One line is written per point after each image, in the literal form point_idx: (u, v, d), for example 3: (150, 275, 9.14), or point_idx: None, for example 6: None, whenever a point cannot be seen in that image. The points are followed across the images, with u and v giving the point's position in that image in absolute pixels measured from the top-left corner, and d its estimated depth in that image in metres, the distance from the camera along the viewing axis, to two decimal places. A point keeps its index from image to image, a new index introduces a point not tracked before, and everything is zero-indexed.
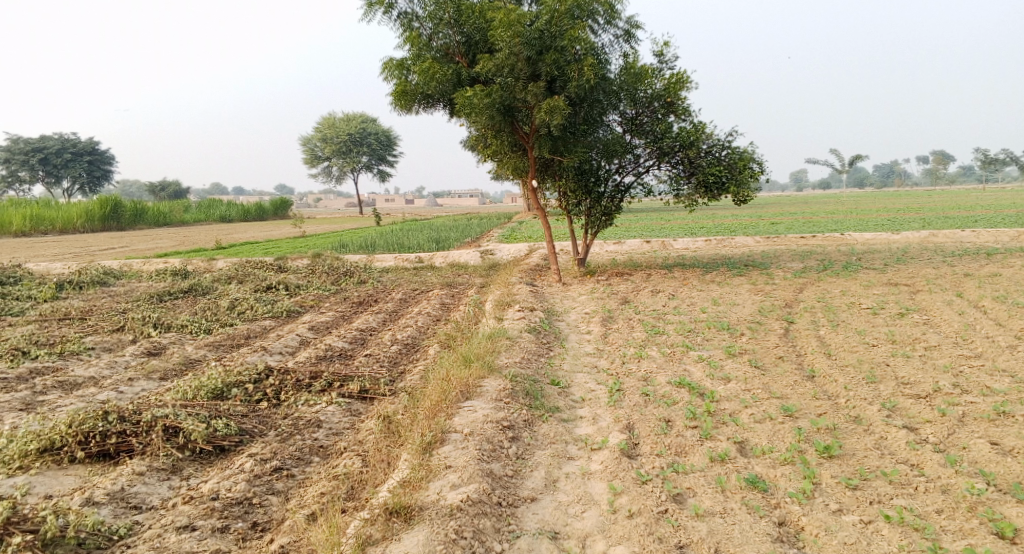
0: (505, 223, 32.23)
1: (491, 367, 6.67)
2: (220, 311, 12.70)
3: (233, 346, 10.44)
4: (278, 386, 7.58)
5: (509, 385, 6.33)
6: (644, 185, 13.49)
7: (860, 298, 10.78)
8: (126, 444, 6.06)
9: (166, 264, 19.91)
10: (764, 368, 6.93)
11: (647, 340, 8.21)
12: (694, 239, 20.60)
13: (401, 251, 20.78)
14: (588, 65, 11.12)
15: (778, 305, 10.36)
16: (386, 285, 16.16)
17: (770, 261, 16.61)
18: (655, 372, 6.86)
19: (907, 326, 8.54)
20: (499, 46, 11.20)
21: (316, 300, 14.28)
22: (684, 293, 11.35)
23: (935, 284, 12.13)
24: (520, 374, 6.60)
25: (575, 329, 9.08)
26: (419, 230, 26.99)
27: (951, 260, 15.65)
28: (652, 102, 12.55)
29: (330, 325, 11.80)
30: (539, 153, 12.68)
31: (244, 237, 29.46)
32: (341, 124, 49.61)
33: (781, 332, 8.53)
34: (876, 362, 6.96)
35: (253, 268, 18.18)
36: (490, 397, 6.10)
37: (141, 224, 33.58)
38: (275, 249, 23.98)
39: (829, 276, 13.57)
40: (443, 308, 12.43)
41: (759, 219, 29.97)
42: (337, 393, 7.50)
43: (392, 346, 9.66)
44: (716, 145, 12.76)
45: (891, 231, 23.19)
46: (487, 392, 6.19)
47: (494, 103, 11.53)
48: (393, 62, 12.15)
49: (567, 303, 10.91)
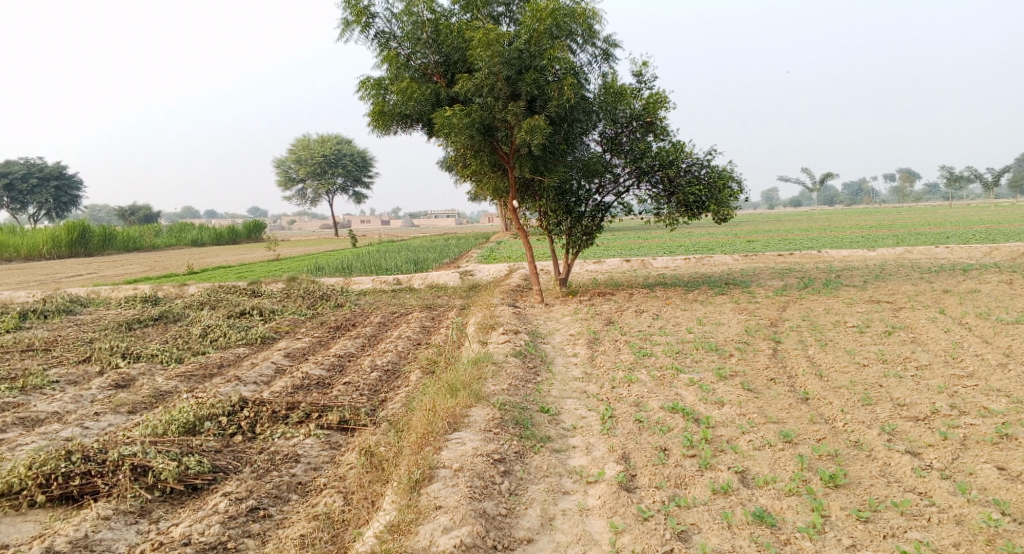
0: (482, 244, 32.03)
1: (478, 395, 6.43)
2: (192, 339, 12.31)
3: (206, 376, 10.07)
4: (253, 417, 7.25)
5: (498, 414, 6.08)
6: (624, 204, 13.39)
7: (844, 316, 10.72)
8: (90, 486, 5.71)
9: (136, 290, 19.39)
10: (756, 391, 6.78)
11: (635, 362, 8.02)
12: (673, 258, 20.58)
13: (378, 273, 20.47)
14: (569, 84, 11.02)
15: (764, 324, 10.26)
16: (364, 308, 15.85)
17: (750, 279, 16.59)
18: (646, 396, 6.66)
19: (895, 345, 8.46)
20: (478, 66, 11.08)
21: (292, 325, 13.93)
22: (669, 313, 11.21)
23: (916, 300, 12.14)
24: (508, 402, 6.36)
25: (561, 352, 8.87)
26: (396, 252, 26.70)
27: (928, 276, 15.75)
28: (632, 122, 12.50)
29: (307, 351, 11.46)
30: (519, 173, 12.54)
31: (216, 261, 28.93)
32: (316, 146, 49.24)
33: (770, 351, 8.40)
34: (870, 383, 6.83)
35: (226, 293, 17.76)
36: (478, 428, 5.85)
37: (111, 249, 32.88)
38: (249, 273, 23.55)
39: (811, 293, 13.55)
40: (423, 331, 12.17)
41: (735, 236, 30.13)
42: (316, 424, 7.19)
43: (372, 372, 9.37)
44: (696, 164, 12.72)
45: (866, 248, 23.41)
46: (475, 422, 5.95)
47: (474, 122, 11.38)
48: (370, 81, 11.95)
49: (551, 325, 10.72)
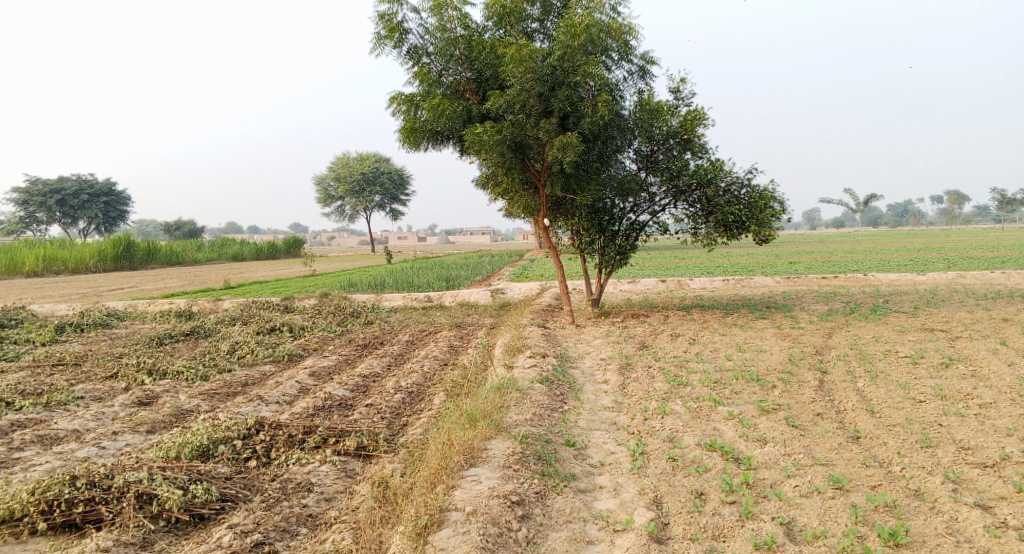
0: (516, 262, 31.66)
1: (500, 426, 6.02)
2: (219, 356, 12.15)
3: (229, 395, 9.84)
4: (268, 441, 6.93)
5: (519, 448, 5.67)
6: (660, 224, 12.92)
7: (895, 345, 10.07)
8: (94, 513, 5.46)
9: (172, 305, 19.46)
10: (802, 427, 6.26)
11: (669, 392, 7.54)
12: (712, 279, 19.97)
13: (409, 291, 20.25)
14: (604, 101, 10.65)
15: (808, 351, 9.67)
16: (393, 326, 15.58)
17: (793, 303, 15.93)
18: (681, 431, 6.19)
19: (954, 379, 7.83)
20: (510, 82, 10.79)
21: (321, 343, 13.71)
22: (706, 337, 10.69)
23: (973, 329, 11.41)
24: (531, 435, 5.94)
25: (590, 379, 8.43)
26: (430, 269, 26.54)
27: (984, 303, 14.91)
28: (668, 139, 12.07)
29: (333, 370, 11.18)
30: (551, 191, 12.18)
31: (253, 276, 29.13)
32: (354, 164, 49.62)
33: (816, 383, 7.84)
34: (929, 421, 6.25)
35: (258, 309, 17.68)
36: (498, 464, 5.45)
37: (154, 263, 33.40)
38: (284, 288, 23.57)
39: (858, 320, 12.87)
40: (451, 352, 11.83)
41: (776, 258, 29.29)
42: (332, 450, 6.85)
43: (395, 394, 9.03)
44: (736, 183, 12.21)
45: (916, 272, 22.44)
46: (494, 457, 5.54)
47: (505, 139, 11.07)
48: (401, 97, 11.75)
49: (581, 348, 10.29)
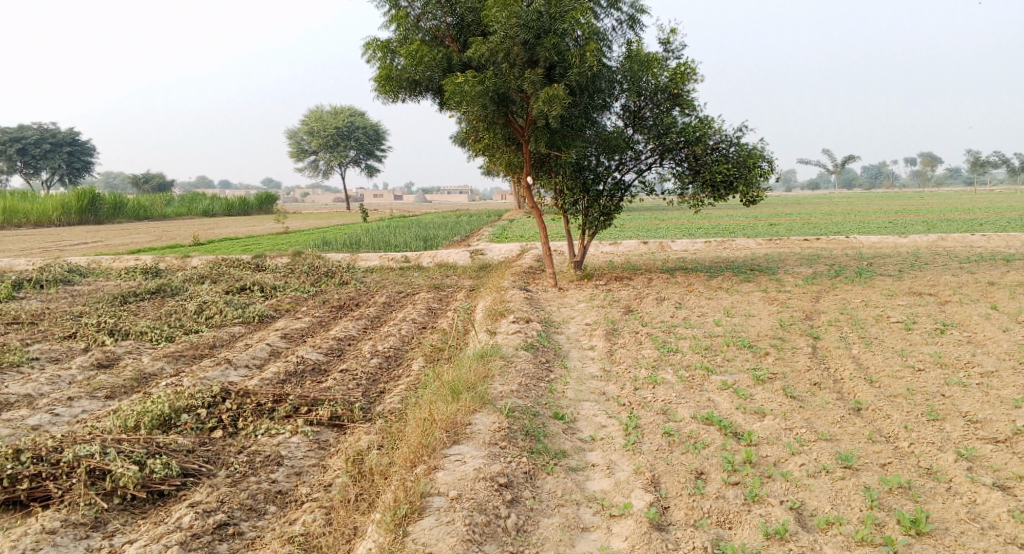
0: (495, 221, 31.10)
1: (483, 398, 5.64)
2: (186, 316, 11.59)
3: (196, 358, 9.34)
4: (235, 410, 6.48)
5: (505, 423, 5.30)
6: (646, 183, 12.47)
7: (885, 310, 9.82)
8: (41, 490, 5.00)
9: (138, 262, 18.72)
10: (800, 398, 5.97)
11: (659, 359, 7.20)
12: (693, 240, 19.66)
13: (385, 250, 19.69)
14: (592, 50, 10.11)
15: (798, 317, 9.40)
16: (369, 287, 15.07)
17: (776, 266, 15.69)
18: (675, 402, 5.87)
19: (950, 347, 7.58)
20: (493, 29, 10.19)
21: (293, 303, 13.18)
22: (693, 301, 10.36)
23: (961, 293, 11.22)
24: (517, 408, 5.58)
25: (576, 345, 8.06)
26: (408, 228, 25.98)
27: (969, 267, 14.76)
28: (657, 94, 11.59)
29: (305, 332, 10.70)
30: (535, 147, 11.66)
31: (224, 232, 28.30)
32: (329, 118, 48.34)
33: (809, 351, 7.56)
34: (931, 392, 6.00)
35: (228, 267, 17.05)
36: (482, 441, 5.08)
37: (122, 217, 32.32)
38: (256, 246, 22.88)
39: (844, 283, 12.63)
40: (429, 314, 11.40)
41: (756, 220, 29.09)
42: (304, 420, 6.43)
43: (372, 360, 8.60)
44: (724, 141, 11.78)
45: (896, 234, 22.34)
46: (479, 433, 5.17)
47: (488, 90, 10.50)
48: (377, 42, 11.09)
49: (565, 312, 9.92)
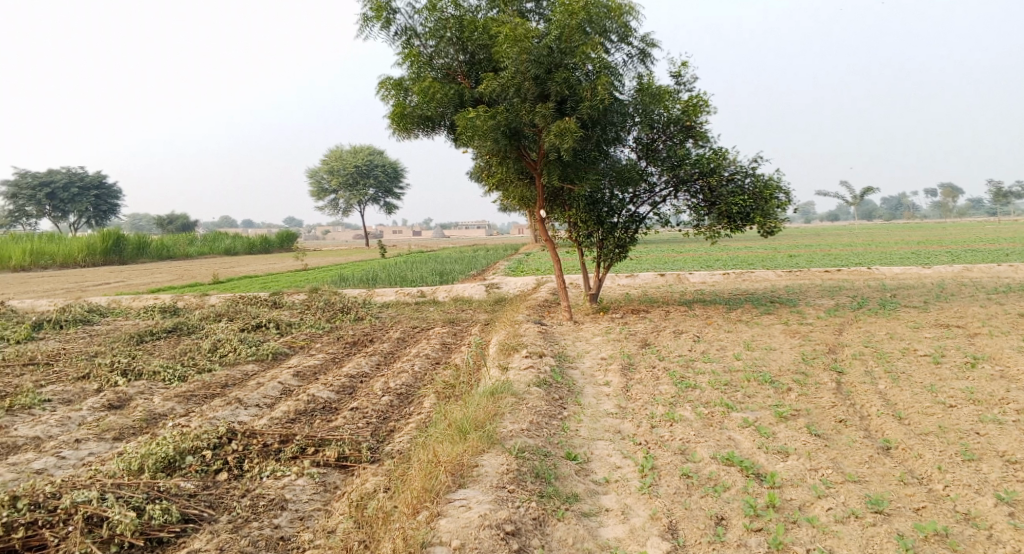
0: (512, 255, 31.00)
1: (493, 438, 5.43)
2: (199, 355, 11.50)
3: (206, 397, 9.20)
4: (241, 451, 6.30)
5: (515, 464, 5.08)
6: (661, 215, 12.30)
7: (912, 343, 9.51)
8: (36, 539, 4.85)
9: (156, 301, 18.78)
10: (825, 436, 5.69)
11: (677, 395, 6.95)
12: (712, 273, 19.38)
13: (401, 285, 19.61)
14: (603, 83, 10.05)
15: (821, 350, 9.11)
16: (384, 322, 14.94)
17: (797, 297, 15.39)
18: (694, 441, 5.62)
19: (982, 381, 7.26)
20: (504, 64, 10.19)
21: (307, 340, 13.07)
22: (711, 334, 10.11)
23: (990, 325, 10.87)
24: (528, 448, 5.35)
25: (591, 380, 7.83)
26: (425, 263, 25.94)
27: (997, 298, 14.37)
28: (669, 127, 11.49)
29: (318, 369, 10.55)
30: (548, 181, 11.57)
31: (243, 270, 28.43)
32: (347, 157, 48.88)
33: (834, 386, 7.27)
34: (965, 430, 5.69)
35: (245, 304, 17.02)
36: (490, 484, 4.87)
37: (144, 257, 32.64)
38: (273, 283, 22.93)
39: (868, 315, 12.30)
40: (443, 349, 11.23)
41: (775, 251, 28.77)
42: (311, 461, 6.24)
43: (383, 397, 8.42)
44: (739, 173, 11.61)
45: (920, 265, 21.93)
46: (486, 476, 4.96)
47: (499, 125, 10.44)
48: (389, 80, 11.09)
49: (581, 346, 9.71)
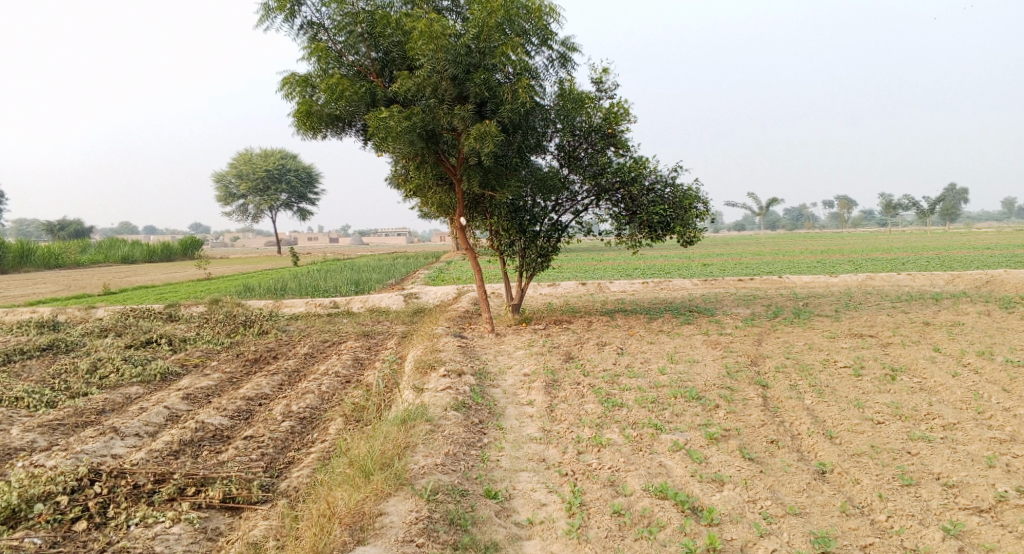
0: (430, 264, 30.21)
1: (400, 478, 4.86)
2: (76, 376, 10.32)
3: (77, 427, 8.15)
4: (105, 494, 5.60)
5: (423, 512, 4.57)
6: (583, 224, 11.96)
7: (831, 354, 9.47)
8: None
9: (35, 315, 17.08)
10: (759, 461, 5.37)
11: (603, 416, 6.50)
12: (631, 282, 19.26)
13: (312, 296, 18.59)
14: (524, 86, 9.62)
15: (744, 362, 8.91)
16: (292, 336, 13.99)
17: (715, 307, 15.39)
18: (624, 470, 5.18)
19: (905, 395, 7.16)
20: (419, 62, 9.61)
21: (204, 357, 12.02)
22: (635, 346, 9.79)
23: (901, 334, 11.05)
24: (440, 489, 4.82)
25: (512, 400, 7.29)
26: (340, 272, 24.86)
27: (901, 306, 14.77)
28: (591, 134, 11.19)
29: (211, 392, 9.59)
30: (468, 187, 11.05)
31: (139, 280, 26.51)
32: (258, 161, 46.89)
33: (762, 402, 7.02)
34: (897, 448, 5.50)
35: (137, 318, 15.68)
36: (394, 542, 4.33)
37: (29, 265, 30.05)
38: (172, 294, 21.38)
39: (784, 325, 12.32)
40: (355, 366, 10.48)
41: (690, 260, 29.17)
42: (190, 504, 5.63)
43: (283, 423, 7.64)
44: (660, 182, 11.42)
45: (826, 273, 22.60)
46: (391, 529, 4.43)
47: (415, 126, 9.83)
48: (294, 76, 10.29)
49: (501, 361, 9.20)
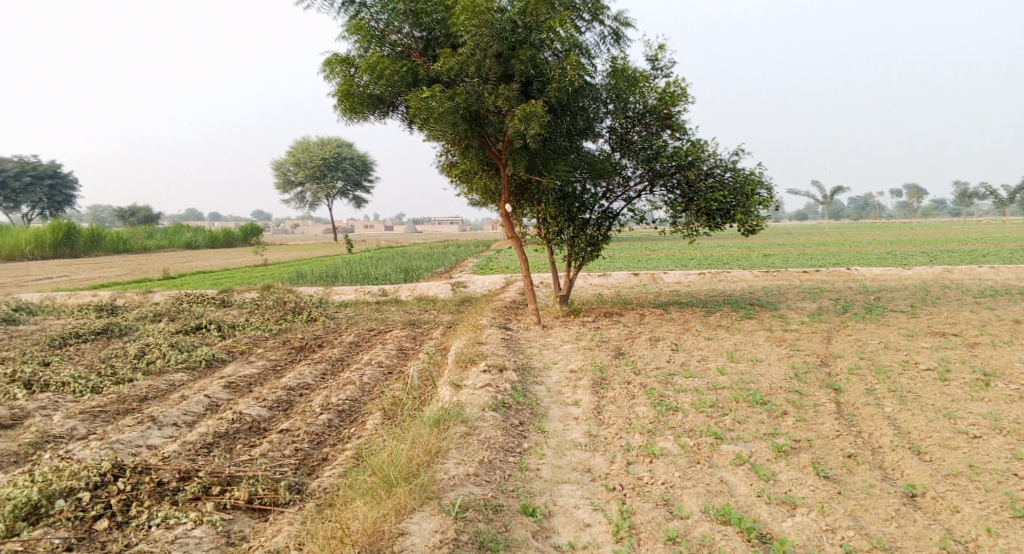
0: (482, 253, 29.82)
1: (426, 495, 4.49)
2: (123, 361, 10.20)
3: (117, 415, 7.97)
4: (128, 492, 5.30)
5: (450, 535, 4.18)
6: (635, 211, 11.29)
7: (910, 354, 8.61)
8: None
9: (94, 298, 17.29)
10: (836, 479, 4.79)
11: (656, 421, 5.92)
12: (687, 272, 18.42)
13: (362, 283, 18.37)
14: (573, 63, 9.02)
15: (813, 362, 8.17)
16: (339, 324, 13.74)
17: (777, 300, 14.52)
18: (679, 487, 4.70)
19: (1000, 404, 6.36)
20: (462, 39, 9.09)
21: (250, 344, 11.83)
22: (691, 342, 9.14)
23: (988, 333, 10.06)
24: (468, 508, 4.43)
25: (557, 400, 6.75)
26: (391, 259, 24.66)
27: (985, 302, 13.62)
28: (645, 115, 10.50)
29: (253, 380, 9.32)
30: (514, 172, 10.51)
31: (198, 265, 26.82)
32: (315, 149, 47.21)
33: (835, 408, 6.32)
34: (1000, 470, 4.86)
35: (190, 303, 15.68)
36: None
37: (98, 250, 30.89)
38: (228, 280, 21.51)
39: (855, 321, 11.40)
40: (399, 356, 10.11)
41: (750, 250, 28.00)
42: (214, 504, 5.31)
43: (320, 416, 7.27)
44: (719, 166, 10.66)
45: (897, 266, 21.28)
46: None
47: (458, 108, 9.32)
48: (335, 57, 9.92)
49: (548, 356, 8.67)
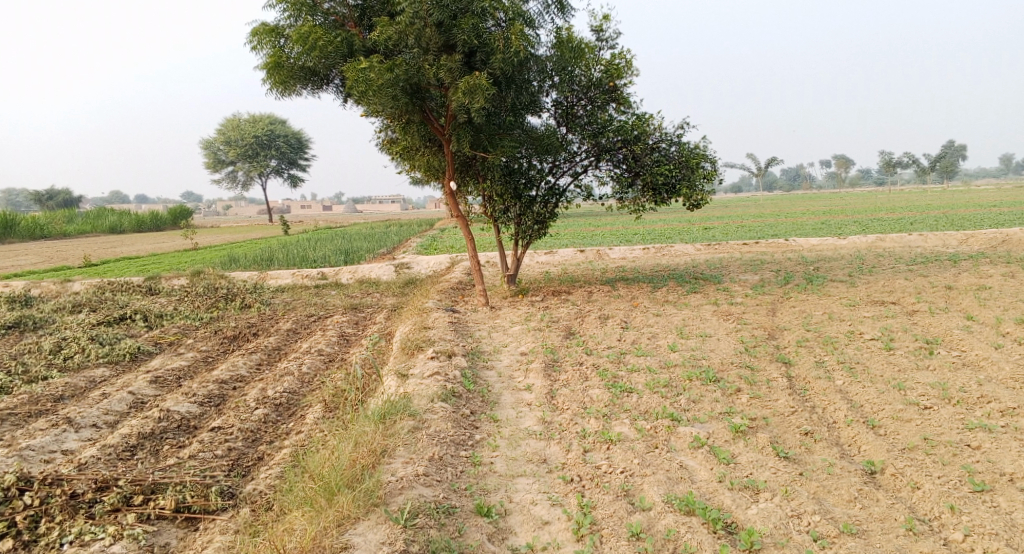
0: (424, 232, 29.27)
1: (371, 501, 4.22)
2: (37, 358, 9.47)
3: (30, 418, 7.35)
4: (36, 507, 4.84)
5: (398, 544, 3.94)
6: (582, 187, 11.06)
7: (855, 325, 8.67)
8: None
9: (8, 289, 16.16)
10: (796, 460, 4.72)
11: (611, 404, 5.74)
12: (631, 247, 18.38)
13: (300, 266, 17.70)
14: (517, 32, 8.66)
15: (762, 336, 8.13)
16: (276, 311, 13.16)
17: (721, 273, 14.58)
18: (639, 476, 4.57)
19: (946, 372, 6.41)
20: (400, 6, 8.63)
21: (180, 334, 11.19)
22: (640, 319, 9.01)
23: (925, 300, 10.25)
24: (416, 512, 4.19)
25: (508, 386, 6.50)
26: (330, 240, 23.91)
27: (918, 269, 13.96)
28: (590, 89, 10.25)
29: (183, 374, 8.77)
30: (457, 148, 10.13)
31: (124, 251, 25.48)
32: (246, 126, 45.40)
33: (788, 383, 6.26)
34: (954, 441, 4.84)
35: (114, 292, 14.78)
36: None
37: (12, 237, 29.04)
38: (157, 266, 20.46)
39: (798, 292, 11.49)
40: (340, 342, 9.69)
41: (690, 224, 28.22)
42: (135, 516, 4.89)
43: (256, 410, 6.84)
44: (664, 140, 10.50)
45: (832, 236, 21.71)
46: None
47: (398, 80, 8.86)
48: (264, 27, 9.31)
49: (496, 338, 8.40)
